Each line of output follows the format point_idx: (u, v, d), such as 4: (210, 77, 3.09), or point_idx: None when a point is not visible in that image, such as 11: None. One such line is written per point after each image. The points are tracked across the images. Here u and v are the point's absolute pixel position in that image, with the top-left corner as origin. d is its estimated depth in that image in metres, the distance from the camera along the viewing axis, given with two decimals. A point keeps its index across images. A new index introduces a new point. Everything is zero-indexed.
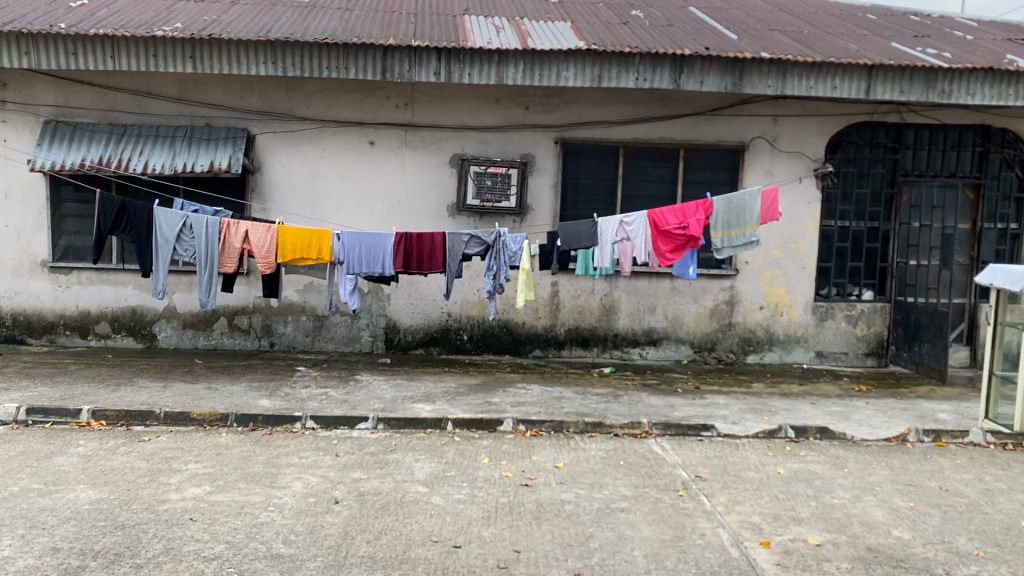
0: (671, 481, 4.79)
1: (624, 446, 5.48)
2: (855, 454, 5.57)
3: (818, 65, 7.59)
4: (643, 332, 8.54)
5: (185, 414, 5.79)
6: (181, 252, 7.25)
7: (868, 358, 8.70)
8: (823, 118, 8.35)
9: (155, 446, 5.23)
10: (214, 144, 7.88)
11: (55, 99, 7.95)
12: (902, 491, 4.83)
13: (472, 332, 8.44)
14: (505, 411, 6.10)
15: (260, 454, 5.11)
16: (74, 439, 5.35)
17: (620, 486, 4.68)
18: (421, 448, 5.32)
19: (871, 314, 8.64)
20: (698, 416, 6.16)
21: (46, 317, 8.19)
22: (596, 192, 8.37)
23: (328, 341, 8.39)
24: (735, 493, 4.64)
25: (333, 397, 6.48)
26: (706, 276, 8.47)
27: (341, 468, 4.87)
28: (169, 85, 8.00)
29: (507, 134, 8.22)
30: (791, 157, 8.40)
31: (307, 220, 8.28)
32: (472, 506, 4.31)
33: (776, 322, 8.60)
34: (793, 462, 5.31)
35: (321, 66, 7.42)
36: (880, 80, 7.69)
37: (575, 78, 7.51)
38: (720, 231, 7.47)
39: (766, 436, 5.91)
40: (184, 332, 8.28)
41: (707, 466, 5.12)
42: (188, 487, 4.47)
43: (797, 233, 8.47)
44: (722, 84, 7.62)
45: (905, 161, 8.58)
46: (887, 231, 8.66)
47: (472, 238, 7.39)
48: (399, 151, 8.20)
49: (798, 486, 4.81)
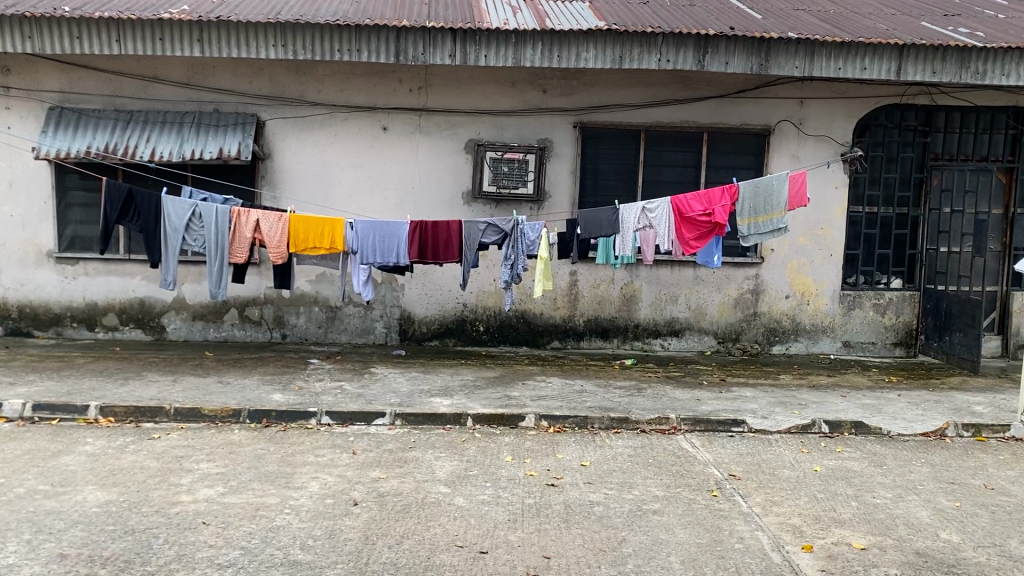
0: (703, 480, 4.55)
1: (652, 443, 5.24)
2: (893, 450, 5.29)
3: (848, 45, 7.30)
4: (665, 323, 8.30)
5: (196, 410, 5.58)
6: (190, 242, 7.03)
7: (896, 348, 8.45)
8: (851, 100, 8.06)
9: (165, 444, 5.02)
10: (223, 130, 7.66)
11: (59, 84, 7.74)
12: (949, 489, 4.55)
13: (488, 323, 8.22)
14: (526, 405, 5.87)
15: (273, 453, 4.89)
16: (81, 436, 5.14)
17: (650, 486, 4.44)
18: (440, 445, 5.09)
19: (900, 303, 8.38)
20: (726, 411, 5.93)
21: (53, 309, 8.00)
22: (615, 177, 8.11)
23: (341, 333, 8.18)
24: (774, 493, 4.39)
25: (348, 391, 6.27)
26: (729, 265, 8.21)
27: (358, 467, 4.65)
28: (176, 69, 7.77)
29: (525, 119, 7.97)
30: (817, 141, 8.12)
31: (318, 208, 8.05)
32: (496, 508, 4.08)
33: (802, 311, 8.35)
34: (830, 459, 5.04)
35: (332, 50, 7.16)
36: (911, 60, 7.39)
37: (595, 60, 7.24)
38: (747, 218, 7.19)
39: (799, 431, 5.65)
40: (194, 324, 8.09)
41: (741, 464, 4.87)
42: (201, 489, 4.27)
43: (824, 219, 8.20)
44: (747, 66, 7.33)
45: (934, 144, 8.28)
46: (916, 218, 8.36)
47: (489, 227, 7.14)
48: (413, 137, 7.96)
49: (839, 485, 4.54)
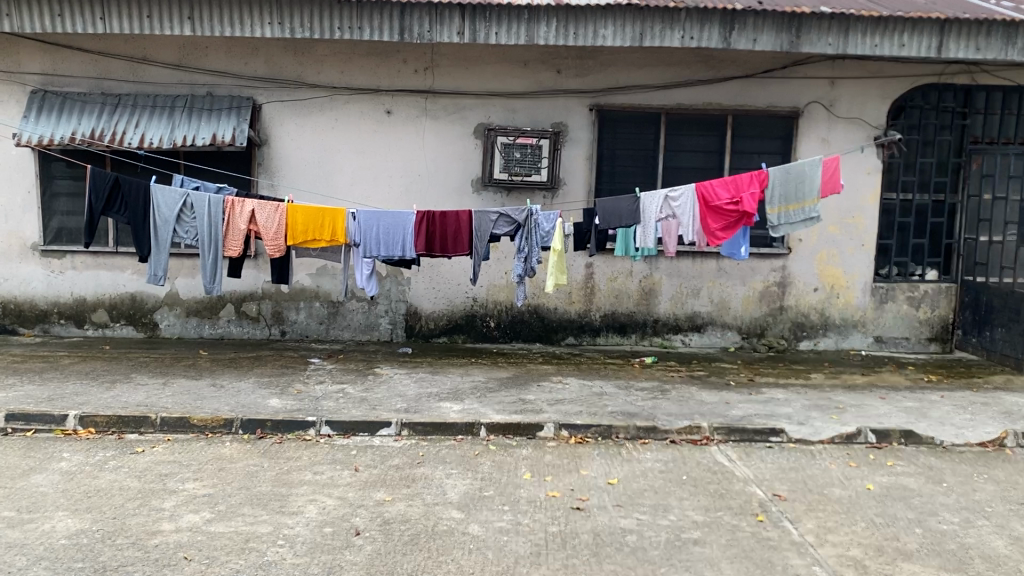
0: (746, 502, 4.09)
1: (683, 456, 4.79)
2: (950, 464, 4.81)
3: (885, 20, 6.77)
4: (686, 318, 7.84)
5: (184, 420, 5.13)
6: (182, 234, 6.57)
7: (931, 343, 7.96)
8: (885, 80, 7.56)
9: (148, 460, 4.58)
10: (216, 115, 7.17)
11: (42, 66, 7.27)
12: (1021, 513, 4.07)
13: (499, 318, 7.77)
14: (543, 412, 5.43)
15: (267, 470, 4.44)
16: (57, 451, 4.70)
17: (687, 509, 3.98)
18: (452, 460, 4.64)
19: (935, 296, 7.89)
20: (760, 417, 5.47)
21: (38, 305, 7.57)
22: (634, 163, 7.62)
23: (344, 329, 7.74)
24: (825, 518, 3.93)
25: (350, 395, 5.82)
26: (755, 256, 7.74)
27: (360, 487, 4.20)
28: (167, 49, 7.29)
29: (538, 101, 7.48)
30: (850, 124, 7.62)
31: (319, 198, 7.58)
32: (518, 538, 3.63)
33: (831, 305, 7.87)
34: (881, 475, 4.58)
35: (332, 27, 6.68)
36: (953, 36, 6.86)
37: (613, 37, 6.73)
38: (777, 207, 6.69)
39: (843, 441, 5.19)
40: (188, 320, 7.65)
41: (784, 482, 4.42)
42: (184, 515, 3.82)
43: (855, 207, 7.71)
44: (777, 43, 6.82)
45: (974, 127, 7.76)
46: (953, 205, 7.86)
47: (501, 217, 6.65)
48: (418, 121, 7.48)
49: (896, 508, 4.08)
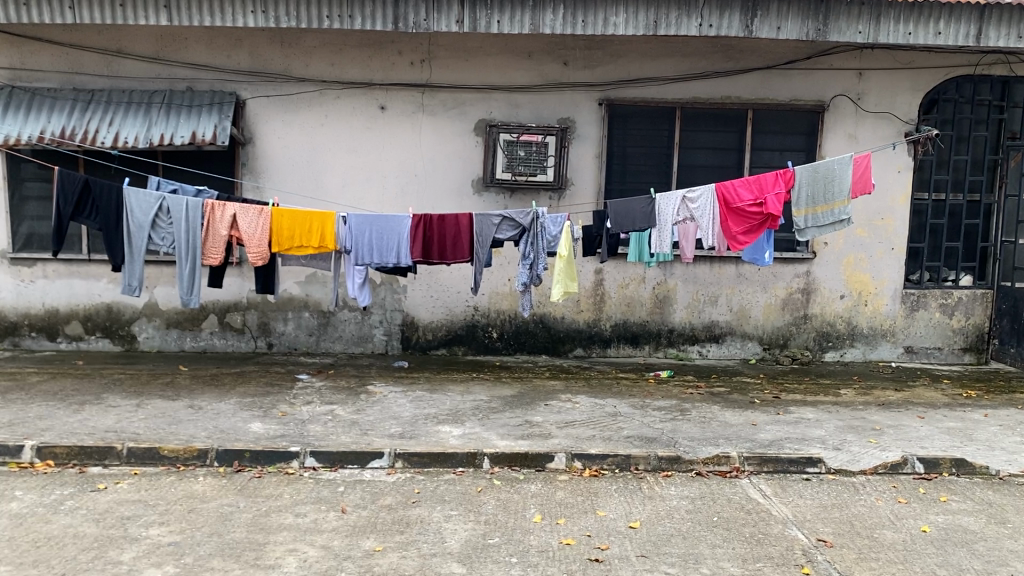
0: (788, 551, 3.55)
1: (711, 493, 4.25)
2: (1012, 499, 4.27)
3: (920, 5, 6.22)
4: (703, 328, 7.31)
5: (153, 451, 4.59)
6: (157, 241, 6.03)
7: (965, 354, 7.42)
8: (917, 71, 7.02)
9: (110, 500, 4.05)
10: (197, 111, 6.62)
11: (9, 60, 6.75)
12: None
13: (503, 329, 7.24)
14: (551, 438, 4.90)
15: (243, 512, 3.92)
16: (8, 489, 4.16)
17: (721, 560, 3.45)
18: (452, 499, 4.11)
19: (970, 303, 7.34)
20: (792, 443, 4.93)
21: (8, 317, 7.05)
22: (647, 162, 7.08)
23: (336, 341, 7.22)
24: (883, 570, 3.38)
25: (340, 418, 5.29)
26: (778, 260, 7.21)
27: (347, 534, 3.67)
28: (144, 41, 6.78)
29: (543, 95, 6.95)
30: (878, 119, 7.08)
31: (309, 200, 7.05)
32: None
33: (859, 313, 7.34)
34: (936, 514, 4.04)
35: (320, 16, 6.15)
36: (994, 23, 6.29)
37: (625, 25, 6.19)
38: (804, 209, 6.14)
39: (888, 471, 4.65)
40: (168, 333, 7.13)
41: (829, 523, 3.88)
42: (144, 570, 3.28)
43: (885, 209, 7.17)
44: (803, 30, 6.27)
45: (1011, 122, 7.21)
46: (989, 206, 7.32)
47: (505, 220, 6.12)
48: (415, 117, 6.95)
49: (961, 557, 3.54)
